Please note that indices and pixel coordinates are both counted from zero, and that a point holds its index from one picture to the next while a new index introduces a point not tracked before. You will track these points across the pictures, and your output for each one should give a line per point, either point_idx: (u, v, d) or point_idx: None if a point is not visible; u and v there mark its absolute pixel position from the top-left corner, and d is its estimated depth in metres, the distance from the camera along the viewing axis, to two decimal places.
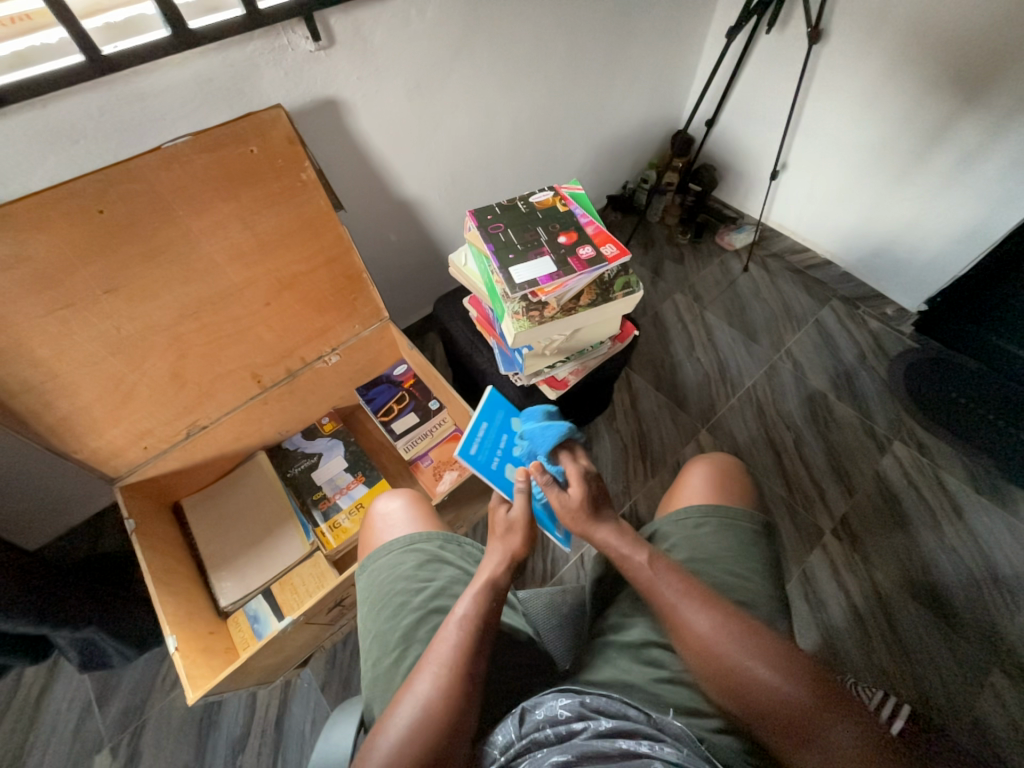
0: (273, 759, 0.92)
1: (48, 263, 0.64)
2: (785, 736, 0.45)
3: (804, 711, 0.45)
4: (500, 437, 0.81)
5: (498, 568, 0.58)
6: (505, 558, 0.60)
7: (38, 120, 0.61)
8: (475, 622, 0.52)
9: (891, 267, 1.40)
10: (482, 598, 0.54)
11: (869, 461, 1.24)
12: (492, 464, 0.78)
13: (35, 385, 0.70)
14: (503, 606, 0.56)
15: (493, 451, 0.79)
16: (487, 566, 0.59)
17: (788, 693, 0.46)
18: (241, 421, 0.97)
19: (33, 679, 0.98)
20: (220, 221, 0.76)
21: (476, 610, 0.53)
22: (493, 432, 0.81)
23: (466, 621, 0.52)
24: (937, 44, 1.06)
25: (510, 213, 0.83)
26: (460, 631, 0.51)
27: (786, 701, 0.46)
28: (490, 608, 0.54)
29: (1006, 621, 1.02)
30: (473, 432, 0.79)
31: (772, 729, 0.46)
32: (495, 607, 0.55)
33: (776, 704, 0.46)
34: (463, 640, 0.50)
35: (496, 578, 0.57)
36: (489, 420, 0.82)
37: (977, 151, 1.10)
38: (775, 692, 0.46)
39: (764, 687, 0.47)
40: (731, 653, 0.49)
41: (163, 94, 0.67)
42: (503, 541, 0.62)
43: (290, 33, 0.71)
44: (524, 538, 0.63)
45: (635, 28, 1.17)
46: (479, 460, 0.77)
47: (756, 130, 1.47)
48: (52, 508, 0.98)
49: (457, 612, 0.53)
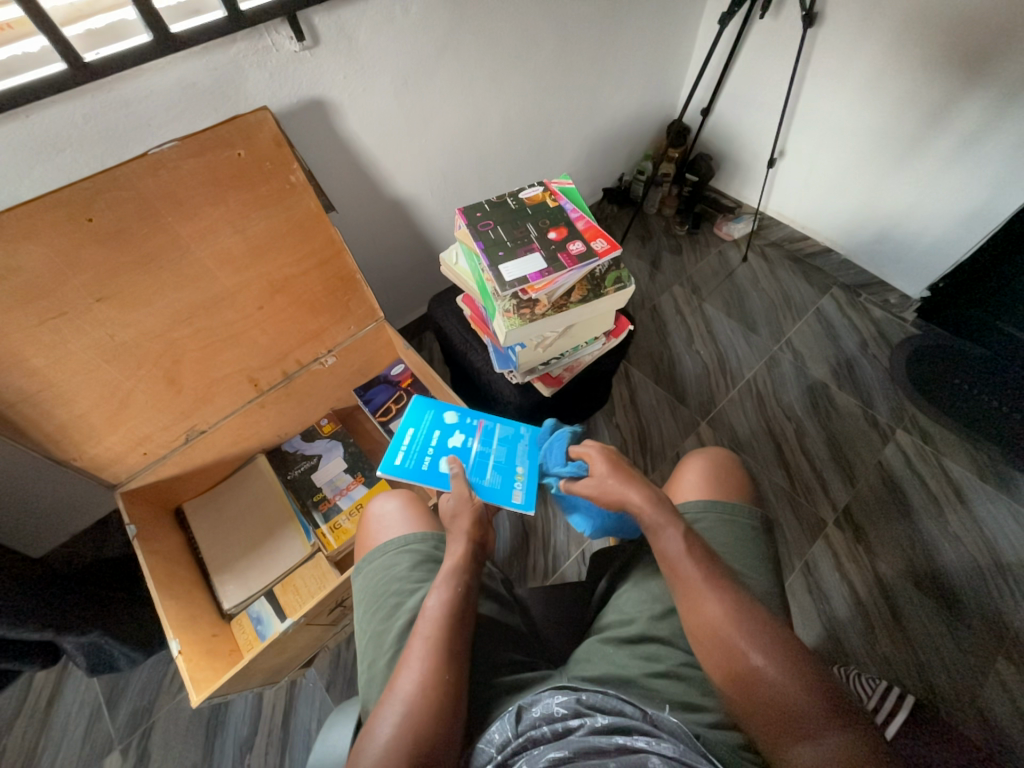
0: (280, 758, 0.93)
1: (39, 273, 0.65)
2: (779, 731, 0.45)
3: (800, 707, 0.45)
4: (429, 435, 0.78)
5: (459, 554, 0.59)
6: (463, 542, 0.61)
7: (23, 130, 0.61)
8: (448, 613, 0.52)
9: (892, 253, 1.38)
10: (448, 588, 0.54)
11: (871, 450, 1.23)
12: (424, 464, 0.73)
13: (31, 394, 0.70)
14: (472, 591, 0.56)
15: (422, 454, 0.75)
16: (448, 555, 0.59)
17: (785, 687, 0.47)
18: (239, 425, 0.97)
19: (43, 684, 0.99)
20: (209, 226, 0.75)
21: (445, 600, 0.53)
22: (420, 434, 0.78)
23: (436, 613, 0.52)
24: (934, 25, 1.04)
25: (499, 210, 0.82)
26: (429, 625, 0.51)
27: (781, 694, 0.46)
28: (458, 595, 0.54)
29: (1011, 608, 1.01)
30: (397, 442, 0.76)
31: (767, 722, 0.46)
32: (463, 595, 0.55)
33: (770, 693, 0.47)
34: (435, 631, 0.51)
35: (456, 564, 0.57)
36: (415, 424, 0.79)
37: (978, 133, 1.08)
38: (773, 684, 0.47)
39: (761, 677, 0.47)
40: (734, 638, 0.50)
41: (147, 100, 0.67)
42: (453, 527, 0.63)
43: (273, 34, 0.71)
44: (473, 519, 0.64)
45: (626, 18, 1.15)
46: (407, 469, 0.73)
47: (752, 118, 1.46)
48: (55, 515, 0.99)
49: (426, 605, 0.53)
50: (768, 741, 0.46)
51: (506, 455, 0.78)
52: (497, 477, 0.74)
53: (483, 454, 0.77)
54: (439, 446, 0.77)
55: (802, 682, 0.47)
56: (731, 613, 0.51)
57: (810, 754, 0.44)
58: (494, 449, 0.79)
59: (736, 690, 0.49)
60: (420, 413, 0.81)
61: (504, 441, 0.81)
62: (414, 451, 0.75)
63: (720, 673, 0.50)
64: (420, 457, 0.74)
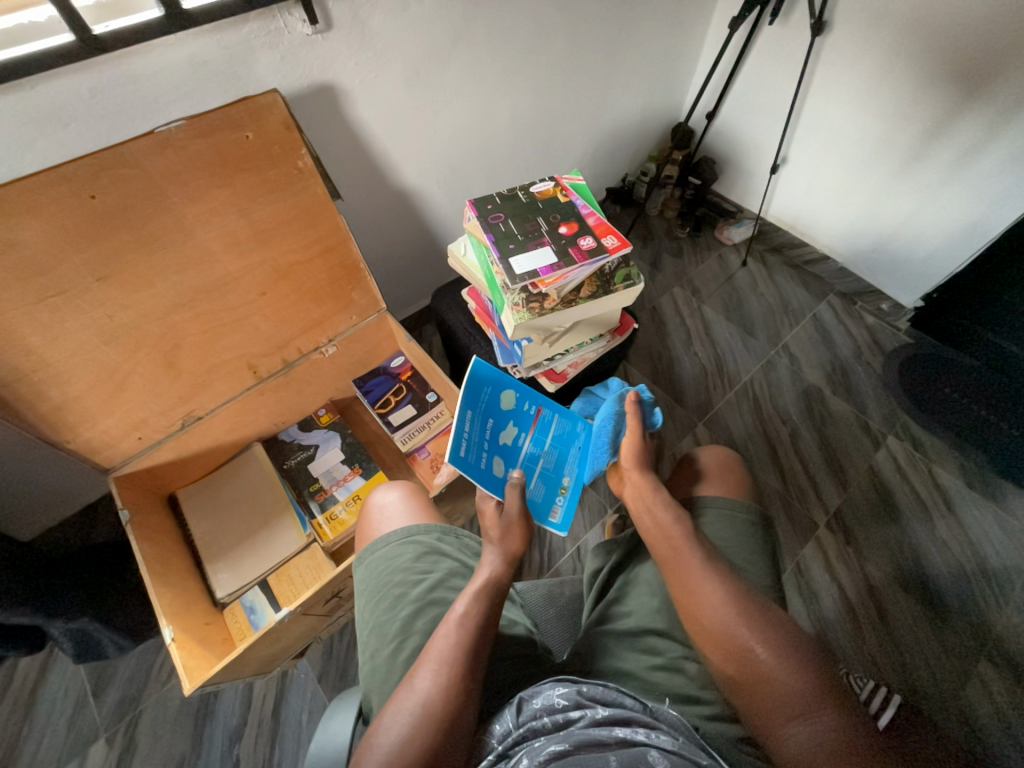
0: (270, 749, 0.92)
1: (38, 249, 0.63)
2: (776, 708, 0.46)
3: (798, 689, 0.46)
4: (484, 420, 0.73)
5: (497, 567, 0.58)
6: (505, 555, 0.60)
7: (27, 102, 0.59)
8: (476, 621, 0.52)
9: (888, 263, 1.40)
10: (481, 597, 0.54)
11: (863, 455, 1.24)
12: (481, 464, 0.71)
13: (26, 374, 0.68)
14: (501, 602, 0.56)
15: (480, 447, 0.71)
16: (486, 564, 0.59)
17: (782, 667, 0.47)
18: (236, 413, 0.96)
19: (28, 670, 0.97)
20: (214, 209, 0.74)
21: (474, 607, 0.53)
22: (479, 424, 0.72)
23: (465, 619, 0.52)
24: (939, 39, 1.05)
25: (510, 203, 0.83)
26: (458, 628, 0.51)
27: (779, 678, 0.47)
28: (491, 606, 0.54)
29: (994, 613, 1.04)
30: (458, 431, 0.69)
31: (763, 702, 0.46)
32: (494, 607, 0.54)
33: (769, 676, 0.47)
34: (463, 637, 0.50)
35: (497, 577, 0.57)
36: (474, 411, 0.71)
37: (977, 148, 1.10)
38: (765, 665, 0.47)
39: (756, 659, 0.48)
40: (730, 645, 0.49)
41: (154, 77, 0.65)
42: (503, 541, 0.61)
43: (286, 15, 0.70)
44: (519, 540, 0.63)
45: (636, 20, 1.16)
46: (469, 462, 0.69)
47: (757, 123, 1.47)
48: (45, 498, 0.97)
49: (456, 608, 0.53)
50: (762, 722, 0.46)
51: (552, 464, 0.78)
52: (539, 486, 0.77)
53: (531, 457, 0.77)
54: (494, 428, 0.74)
55: (798, 666, 0.47)
56: (733, 597, 0.52)
57: (806, 733, 0.44)
58: (545, 453, 0.78)
59: (738, 675, 0.48)
60: (477, 391, 0.72)
61: (557, 441, 0.80)
62: (473, 442, 0.71)
63: (721, 659, 0.50)
64: (480, 452, 0.71)
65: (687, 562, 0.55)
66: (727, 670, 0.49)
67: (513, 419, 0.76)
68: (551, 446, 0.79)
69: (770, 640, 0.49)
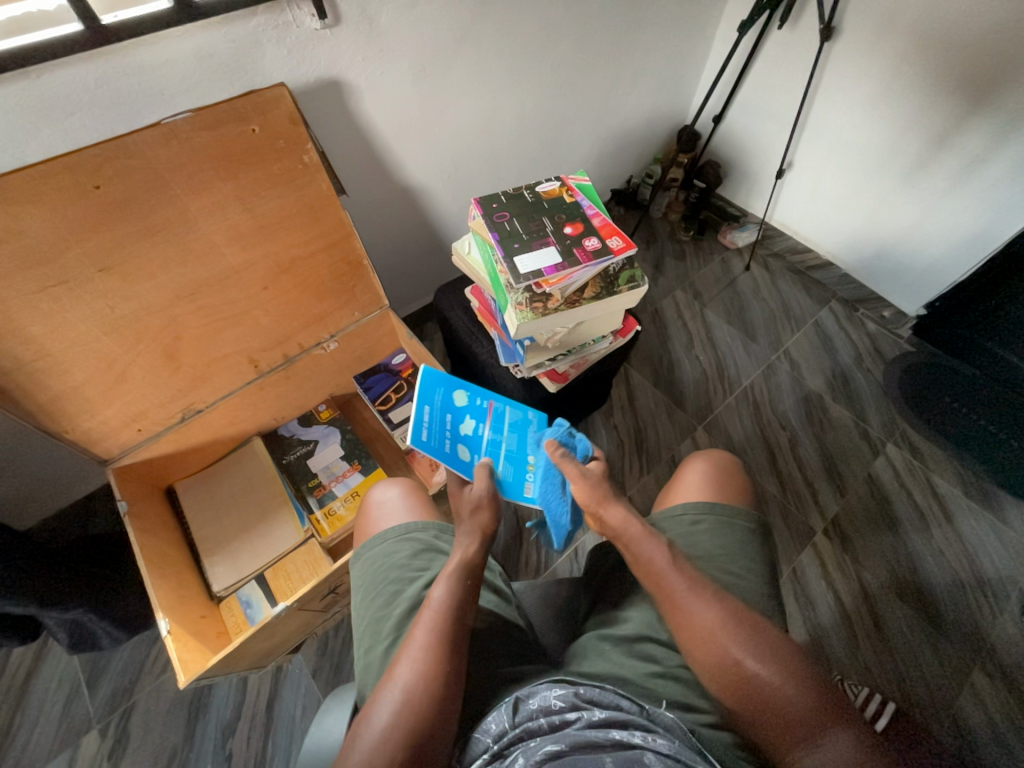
0: (262, 744, 0.92)
1: (41, 238, 0.63)
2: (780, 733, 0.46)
3: (798, 709, 0.46)
4: (442, 412, 0.77)
5: (469, 548, 0.58)
6: (474, 533, 0.60)
7: (33, 90, 0.59)
8: (451, 605, 0.52)
9: (890, 271, 1.40)
10: (455, 579, 0.54)
11: (862, 463, 1.24)
12: (445, 447, 0.73)
13: (26, 363, 0.68)
14: (478, 584, 0.56)
15: (443, 434, 0.75)
16: (459, 547, 0.58)
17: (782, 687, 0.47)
18: (236, 406, 0.96)
19: (21, 659, 0.97)
20: (218, 202, 0.74)
21: (451, 592, 0.53)
22: (439, 414, 0.76)
23: (442, 604, 0.52)
24: (947, 48, 1.05)
25: (515, 202, 0.82)
26: (436, 614, 0.51)
27: (778, 697, 0.46)
28: (465, 588, 0.54)
29: (989, 623, 1.04)
30: (417, 419, 0.73)
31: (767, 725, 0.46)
32: (469, 588, 0.54)
33: (769, 693, 0.47)
34: (439, 624, 0.50)
35: (468, 558, 0.57)
36: (433, 403, 0.76)
37: (982, 157, 1.10)
38: (762, 680, 0.47)
39: (755, 677, 0.48)
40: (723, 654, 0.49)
41: (161, 67, 0.65)
42: (471, 522, 0.61)
43: (295, 10, 0.70)
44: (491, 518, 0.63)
45: (645, 21, 1.16)
46: (432, 446, 0.72)
47: (763, 128, 1.47)
48: (43, 487, 0.97)
49: (432, 595, 0.53)
50: (767, 742, 0.47)
51: (516, 446, 0.79)
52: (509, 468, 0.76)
53: (494, 443, 0.77)
54: (455, 418, 0.77)
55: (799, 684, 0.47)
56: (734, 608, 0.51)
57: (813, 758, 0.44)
58: (506, 437, 0.79)
59: (738, 689, 0.48)
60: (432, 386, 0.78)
61: (514, 427, 0.80)
62: (435, 430, 0.74)
63: (721, 676, 0.49)
64: (443, 438, 0.74)
65: (687, 568, 0.55)
66: (726, 689, 0.49)
67: (471, 409, 0.79)
68: (511, 430, 0.80)
69: (768, 657, 0.48)
